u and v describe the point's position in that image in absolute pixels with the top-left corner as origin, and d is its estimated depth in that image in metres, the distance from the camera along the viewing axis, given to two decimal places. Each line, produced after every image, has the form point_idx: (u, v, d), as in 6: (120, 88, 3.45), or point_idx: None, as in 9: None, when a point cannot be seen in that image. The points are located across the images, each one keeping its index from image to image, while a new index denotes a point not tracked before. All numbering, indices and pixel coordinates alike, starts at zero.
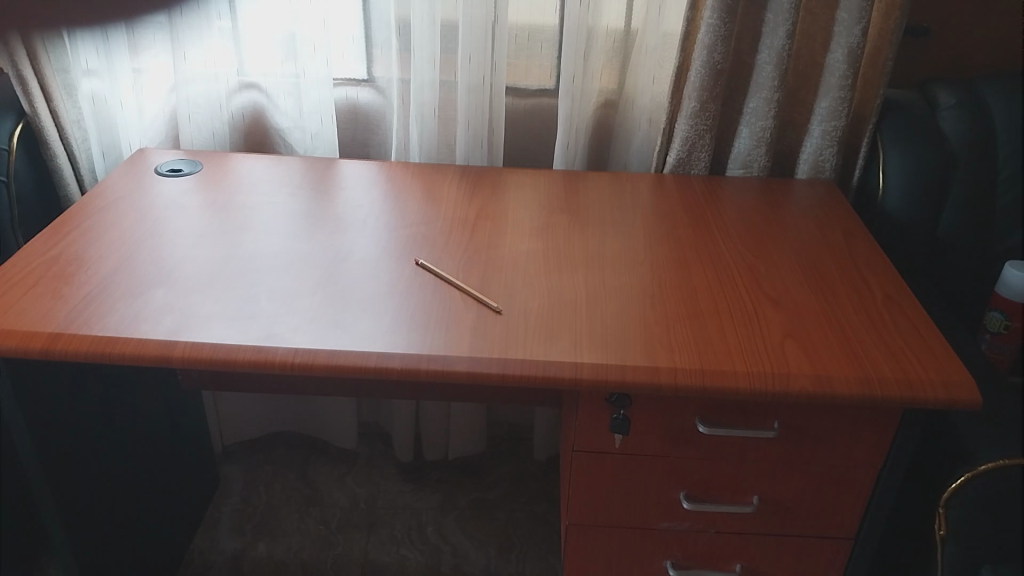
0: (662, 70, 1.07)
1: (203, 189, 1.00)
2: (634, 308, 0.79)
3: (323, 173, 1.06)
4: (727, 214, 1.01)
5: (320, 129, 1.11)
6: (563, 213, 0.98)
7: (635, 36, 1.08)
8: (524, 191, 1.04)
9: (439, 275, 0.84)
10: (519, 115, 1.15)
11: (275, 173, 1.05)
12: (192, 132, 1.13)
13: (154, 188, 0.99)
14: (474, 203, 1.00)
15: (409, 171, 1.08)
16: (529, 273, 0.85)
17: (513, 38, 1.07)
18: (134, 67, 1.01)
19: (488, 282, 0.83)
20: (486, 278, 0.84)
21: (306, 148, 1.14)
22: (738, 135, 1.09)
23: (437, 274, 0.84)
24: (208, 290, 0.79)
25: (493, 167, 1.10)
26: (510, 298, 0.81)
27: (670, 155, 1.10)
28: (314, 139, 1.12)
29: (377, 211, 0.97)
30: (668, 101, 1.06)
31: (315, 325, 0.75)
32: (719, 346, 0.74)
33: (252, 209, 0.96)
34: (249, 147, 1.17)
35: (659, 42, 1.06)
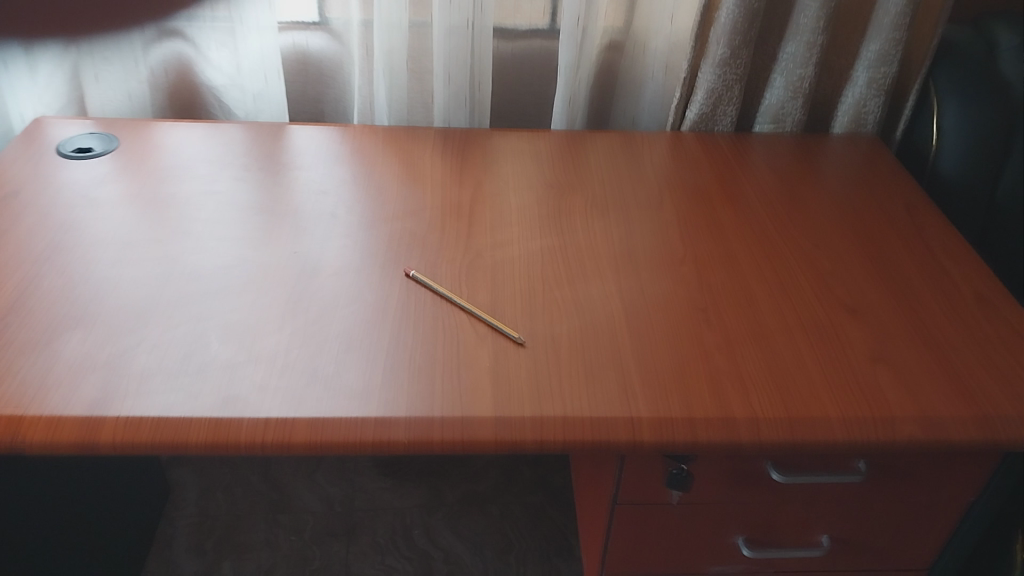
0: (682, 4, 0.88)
1: (120, 176, 0.79)
2: (687, 328, 0.64)
3: (271, 144, 0.85)
4: (765, 184, 0.85)
5: (264, 88, 0.90)
6: (573, 192, 0.81)
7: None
8: (522, 162, 0.86)
9: (436, 291, 0.66)
10: (505, 62, 0.96)
11: (211, 147, 0.85)
12: (100, 95, 0.91)
13: (58, 177, 0.78)
14: (465, 183, 0.81)
15: (377, 136, 0.89)
16: (547, 283, 0.68)
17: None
18: None
19: (497, 297, 0.66)
20: (496, 291, 0.67)
21: (247, 110, 0.93)
22: (769, 84, 0.92)
23: (433, 291, 0.67)
24: (140, 331, 0.61)
25: (480, 130, 0.91)
26: (530, 322, 0.64)
27: (689, 109, 0.93)
28: (257, 100, 0.92)
29: (345, 199, 0.78)
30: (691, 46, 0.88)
31: (286, 379, 0.58)
32: (801, 379, 0.60)
33: (188, 202, 0.76)
34: (173, 109, 0.94)
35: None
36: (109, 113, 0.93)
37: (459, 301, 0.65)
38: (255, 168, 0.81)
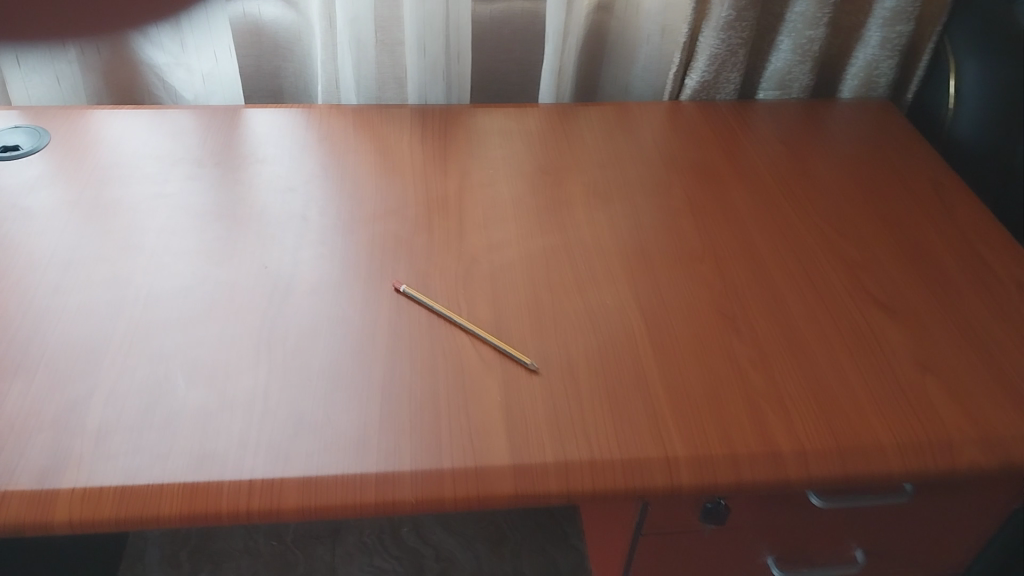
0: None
1: (54, 178, 0.69)
2: (715, 340, 0.57)
3: (227, 132, 0.75)
4: (777, 159, 0.78)
5: (216, 67, 0.80)
6: (570, 177, 0.73)
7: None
8: (510, 143, 0.77)
9: (431, 308, 0.59)
10: (483, 26, 0.87)
11: (159, 137, 0.74)
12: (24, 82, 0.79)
13: None
14: (450, 172, 0.73)
15: (345, 118, 0.79)
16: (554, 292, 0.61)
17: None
18: None
19: (500, 312, 0.59)
20: (498, 304, 0.59)
21: (196, 93, 0.82)
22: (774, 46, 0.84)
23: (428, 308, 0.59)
24: (91, 374, 0.53)
25: (461, 107, 0.82)
26: (541, 341, 0.57)
27: (690, 74, 0.85)
28: (207, 81, 0.81)
29: (316, 196, 0.69)
30: (691, 7, 0.80)
31: (268, 428, 0.50)
32: (843, 395, 0.54)
33: (137, 208, 0.66)
34: (110, 91, 0.83)
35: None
36: (34, 99, 0.81)
37: (457, 319, 0.58)
38: (212, 161, 0.72)
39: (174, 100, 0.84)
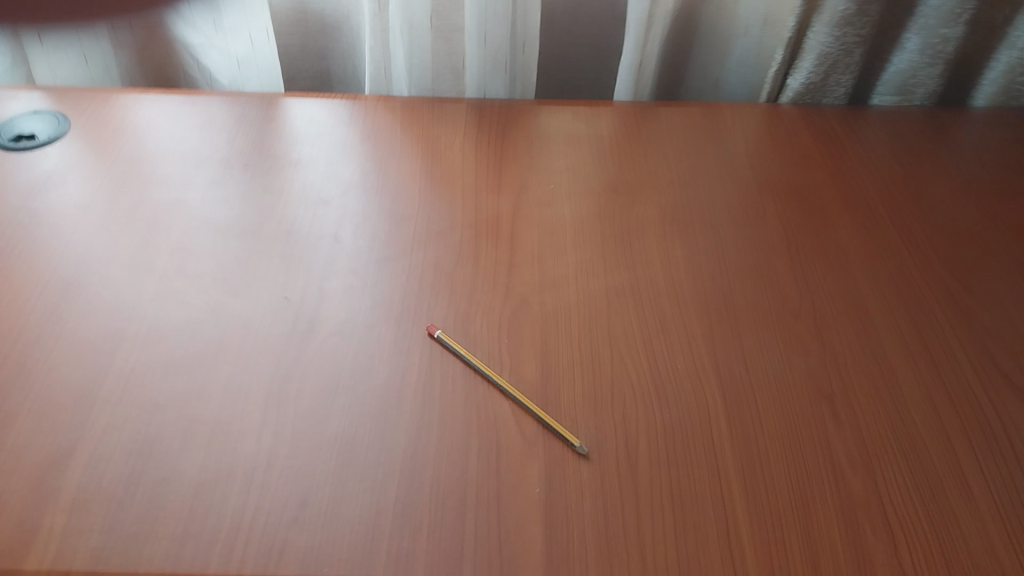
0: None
1: (69, 173, 0.62)
2: (808, 429, 0.47)
3: (260, 126, 0.67)
4: (894, 183, 0.65)
5: (251, 52, 0.72)
6: (645, 197, 0.62)
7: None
8: (577, 151, 0.67)
9: (469, 363, 0.50)
10: (556, 8, 0.76)
11: (186, 128, 0.67)
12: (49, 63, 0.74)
13: None
14: (505, 185, 0.63)
15: (392, 112, 0.70)
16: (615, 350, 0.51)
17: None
18: None
19: (549, 373, 0.50)
20: (547, 363, 0.50)
21: (231, 78, 0.75)
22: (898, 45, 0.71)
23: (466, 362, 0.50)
24: (76, 425, 0.46)
25: (524, 103, 0.72)
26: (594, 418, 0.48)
27: (795, 73, 0.72)
28: (242, 66, 0.73)
29: (351, 211, 0.60)
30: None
31: (267, 508, 0.43)
32: (962, 512, 0.44)
33: (153, 216, 0.59)
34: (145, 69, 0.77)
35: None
36: (60, 80, 0.74)
37: (498, 382, 0.49)
38: (241, 161, 0.64)
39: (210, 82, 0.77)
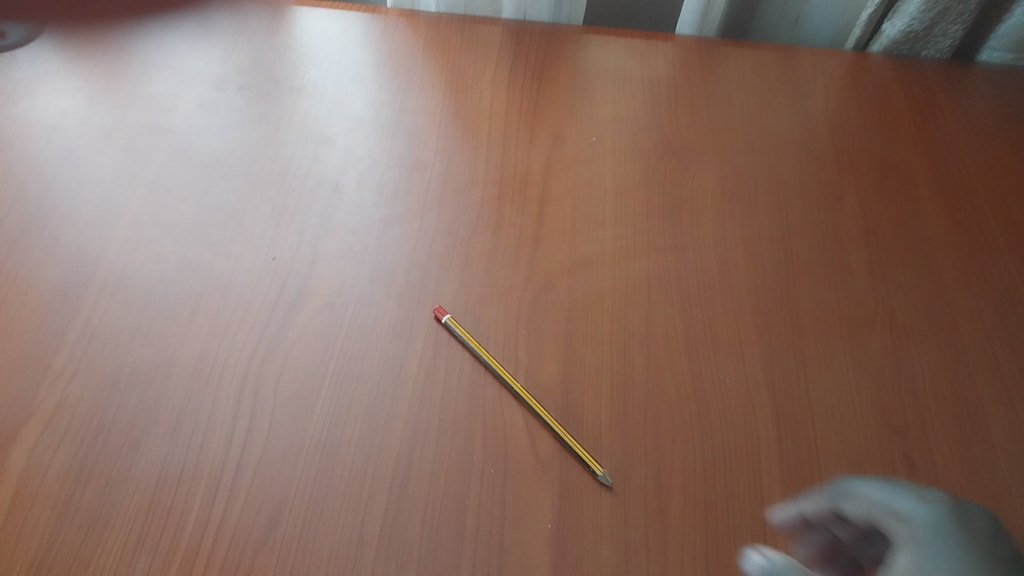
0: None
1: (39, 84, 0.54)
2: (868, 470, 0.40)
3: (262, 40, 0.58)
4: (1005, 160, 0.55)
5: None
6: (701, 161, 0.53)
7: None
8: (627, 94, 0.57)
9: (480, 358, 0.43)
10: None
11: (178, 37, 0.58)
12: None
13: None
14: (540, 131, 0.54)
15: (416, 31, 0.60)
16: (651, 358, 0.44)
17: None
18: None
19: (572, 380, 0.43)
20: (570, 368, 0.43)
21: None
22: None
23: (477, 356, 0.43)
24: (23, 401, 0.40)
25: (570, 29, 0.61)
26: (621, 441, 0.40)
27: (893, 19, 0.61)
28: None
29: (359, 154, 0.52)
30: None
31: (232, 522, 0.37)
32: None
33: (130, 145, 0.51)
34: None
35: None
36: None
37: (512, 387, 0.42)
38: (237, 83, 0.55)
39: None
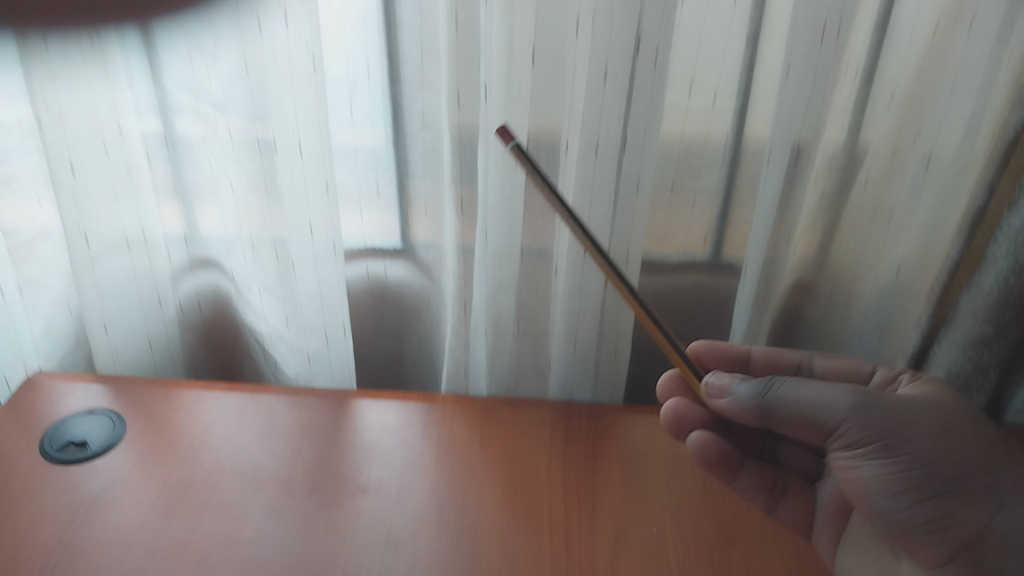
0: (911, 212, 0.63)
1: (119, 495, 0.56)
2: None
3: (329, 441, 0.62)
4: None
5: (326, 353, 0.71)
6: (762, 554, 0.54)
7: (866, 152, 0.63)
8: (679, 481, 0.59)
9: (615, 281, 0.54)
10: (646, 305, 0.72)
11: (246, 440, 0.62)
12: (114, 352, 0.72)
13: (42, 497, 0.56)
14: (600, 526, 0.55)
15: (473, 420, 0.64)
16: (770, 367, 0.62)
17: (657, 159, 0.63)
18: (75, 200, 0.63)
19: (698, 383, 0.56)
20: (694, 405, 0.59)
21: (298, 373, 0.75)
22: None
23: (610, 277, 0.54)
24: None
25: (616, 413, 0.65)
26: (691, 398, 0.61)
27: (942, 333, 0.64)
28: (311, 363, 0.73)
29: (426, 560, 0.53)
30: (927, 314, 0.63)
31: None
32: None
33: (201, 560, 0.52)
34: (208, 328, 0.78)
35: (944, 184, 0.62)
36: (121, 368, 0.73)
37: (641, 305, 0.54)
38: (306, 486, 0.58)
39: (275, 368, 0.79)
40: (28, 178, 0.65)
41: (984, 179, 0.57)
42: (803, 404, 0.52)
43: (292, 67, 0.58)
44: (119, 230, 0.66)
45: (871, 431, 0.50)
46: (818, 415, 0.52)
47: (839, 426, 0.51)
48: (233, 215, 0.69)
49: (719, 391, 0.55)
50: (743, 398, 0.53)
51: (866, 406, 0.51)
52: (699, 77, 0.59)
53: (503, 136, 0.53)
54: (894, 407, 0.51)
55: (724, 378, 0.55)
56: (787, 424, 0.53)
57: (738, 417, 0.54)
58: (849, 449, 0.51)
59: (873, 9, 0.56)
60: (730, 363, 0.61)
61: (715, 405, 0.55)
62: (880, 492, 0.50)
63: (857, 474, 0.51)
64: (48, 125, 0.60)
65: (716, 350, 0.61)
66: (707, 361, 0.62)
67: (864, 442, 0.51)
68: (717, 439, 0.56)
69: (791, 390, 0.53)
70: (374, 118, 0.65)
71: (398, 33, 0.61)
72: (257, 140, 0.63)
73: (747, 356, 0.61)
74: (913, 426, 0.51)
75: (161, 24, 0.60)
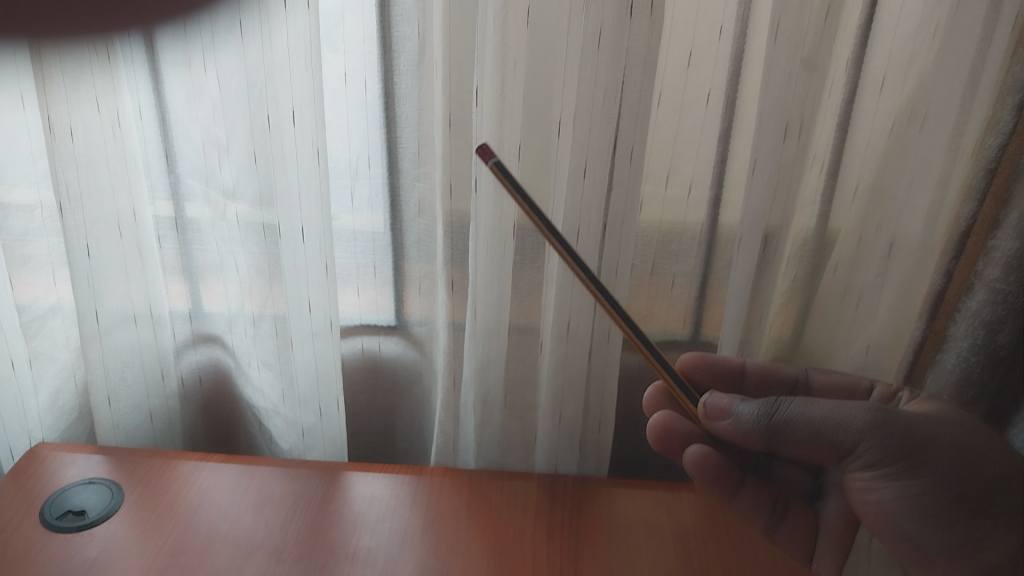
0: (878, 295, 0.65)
1: (114, 562, 0.58)
2: None
3: (321, 512, 0.64)
4: None
5: (319, 424, 0.74)
6: None
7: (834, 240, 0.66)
8: (659, 553, 0.61)
9: (603, 303, 0.51)
10: (629, 382, 0.75)
11: (239, 509, 0.64)
12: (114, 424, 0.74)
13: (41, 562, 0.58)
14: None
15: (460, 492, 0.66)
16: (763, 377, 0.65)
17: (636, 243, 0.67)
18: (91, 275, 0.66)
19: (693, 406, 0.57)
20: (681, 419, 0.63)
21: (292, 443, 0.77)
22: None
23: (596, 295, 0.51)
24: None
25: (599, 485, 0.67)
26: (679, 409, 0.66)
27: (928, 374, 0.65)
28: (305, 435, 0.76)
29: None
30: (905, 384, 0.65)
31: None
32: None
33: None
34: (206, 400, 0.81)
35: (909, 270, 0.64)
36: (122, 440, 0.75)
37: (646, 345, 0.53)
38: (296, 555, 0.59)
39: (270, 439, 0.81)
40: (44, 257, 0.69)
41: (941, 266, 0.62)
42: (818, 426, 0.54)
43: (298, 159, 0.62)
44: (127, 306, 0.70)
45: (890, 450, 0.53)
46: (835, 435, 0.53)
47: (856, 445, 0.53)
48: (236, 294, 0.73)
49: (719, 413, 0.56)
50: (746, 419, 0.55)
51: (882, 425, 0.53)
52: (675, 170, 0.64)
53: (483, 154, 0.50)
54: (912, 425, 0.54)
55: (721, 400, 0.56)
56: (794, 445, 0.54)
57: (743, 439, 0.55)
58: (866, 468, 0.54)
59: (835, 112, 0.61)
60: (725, 376, 0.64)
61: (714, 426, 0.57)
62: (901, 512, 0.53)
63: (878, 495, 0.54)
64: (68, 212, 0.63)
65: (706, 362, 0.63)
66: (700, 376, 0.64)
67: (882, 458, 0.53)
68: (715, 455, 0.60)
69: (800, 409, 0.54)
70: (372, 204, 0.70)
71: (397, 128, 0.66)
72: (262, 224, 0.67)
73: (742, 367, 0.64)
74: (934, 442, 0.53)
75: (177, 118, 0.66)
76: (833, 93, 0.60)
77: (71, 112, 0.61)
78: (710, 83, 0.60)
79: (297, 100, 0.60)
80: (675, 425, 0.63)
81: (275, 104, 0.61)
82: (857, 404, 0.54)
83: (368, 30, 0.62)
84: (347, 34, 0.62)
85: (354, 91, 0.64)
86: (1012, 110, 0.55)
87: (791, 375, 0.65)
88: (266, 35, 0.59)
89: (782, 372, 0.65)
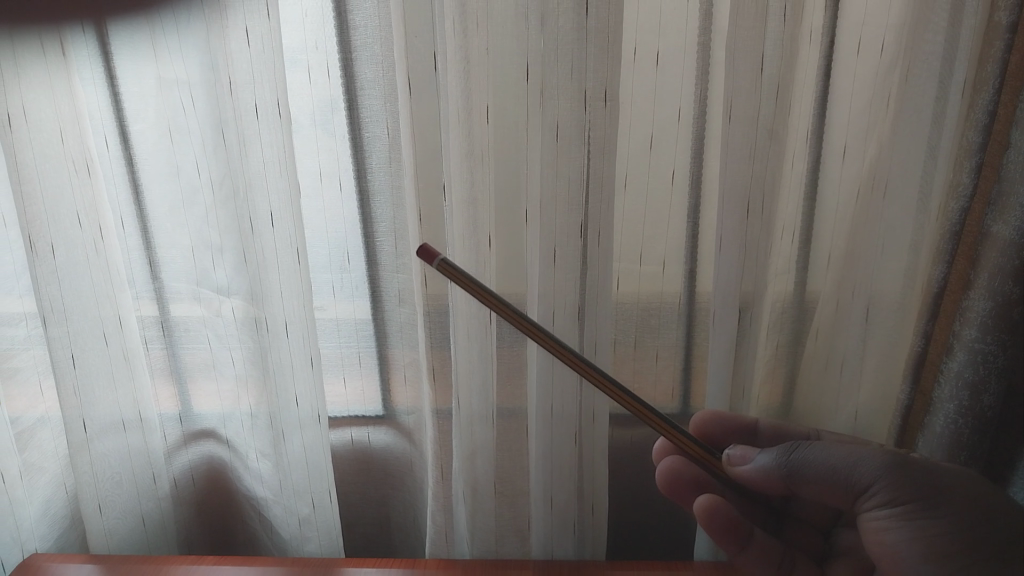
0: (862, 362, 0.65)
1: None
2: None
3: None
4: None
5: (312, 515, 0.74)
6: None
7: (813, 304, 0.67)
8: None
9: (589, 372, 0.52)
10: (623, 459, 0.75)
11: None
12: (106, 530, 0.73)
13: None
14: None
15: None
16: (777, 435, 0.64)
17: (617, 319, 0.68)
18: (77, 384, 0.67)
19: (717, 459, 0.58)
20: (689, 463, 0.62)
21: (291, 536, 0.76)
22: None
23: (577, 365, 0.52)
24: None
25: (595, 569, 0.66)
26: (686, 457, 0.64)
27: (919, 437, 0.64)
28: (302, 524, 0.75)
29: None
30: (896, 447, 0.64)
31: None
32: None
33: None
34: (200, 497, 0.81)
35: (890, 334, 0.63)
36: (114, 547, 0.74)
37: (630, 394, 0.53)
38: None
39: (266, 534, 0.81)
40: (30, 367, 0.71)
41: (918, 327, 0.61)
42: (833, 464, 0.53)
43: (277, 259, 0.64)
44: (114, 411, 0.70)
45: (905, 491, 0.51)
46: (849, 474, 0.52)
47: (871, 484, 0.52)
48: (229, 390, 0.74)
49: (740, 460, 0.56)
50: (767, 464, 0.55)
51: (897, 466, 0.51)
52: (648, 248, 0.65)
53: (426, 255, 0.51)
54: (930, 469, 0.52)
55: (744, 449, 0.57)
56: (812, 487, 0.53)
57: (765, 485, 0.55)
58: (881, 508, 0.52)
59: (800, 182, 0.62)
60: (740, 432, 0.62)
61: (736, 473, 0.56)
62: (915, 555, 0.50)
63: (891, 536, 0.51)
64: (52, 324, 0.64)
65: (721, 417, 0.62)
66: (713, 431, 0.62)
67: (895, 500, 0.51)
68: (724, 504, 0.57)
69: (811, 453, 0.54)
70: (355, 293, 0.70)
71: (374, 224, 0.67)
72: (253, 318, 0.68)
73: (754, 424, 0.63)
74: (952, 486, 0.51)
75: (160, 227, 0.68)
76: (796, 163, 0.61)
77: (52, 229, 0.62)
78: (672, 164, 0.62)
79: (273, 204, 0.62)
80: (682, 468, 0.62)
81: (252, 207, 0.62)
82: (873, 447, 0.53)
83: (339, 132, 0.64)
84: (319, 136, 0.64)
85: (330, 189, 0.66)
86: (970, 172, 0.56)
87: (802, 432, 0.64)
88: (240, 143, 0.60)
89: (794, 430, 0.64)
